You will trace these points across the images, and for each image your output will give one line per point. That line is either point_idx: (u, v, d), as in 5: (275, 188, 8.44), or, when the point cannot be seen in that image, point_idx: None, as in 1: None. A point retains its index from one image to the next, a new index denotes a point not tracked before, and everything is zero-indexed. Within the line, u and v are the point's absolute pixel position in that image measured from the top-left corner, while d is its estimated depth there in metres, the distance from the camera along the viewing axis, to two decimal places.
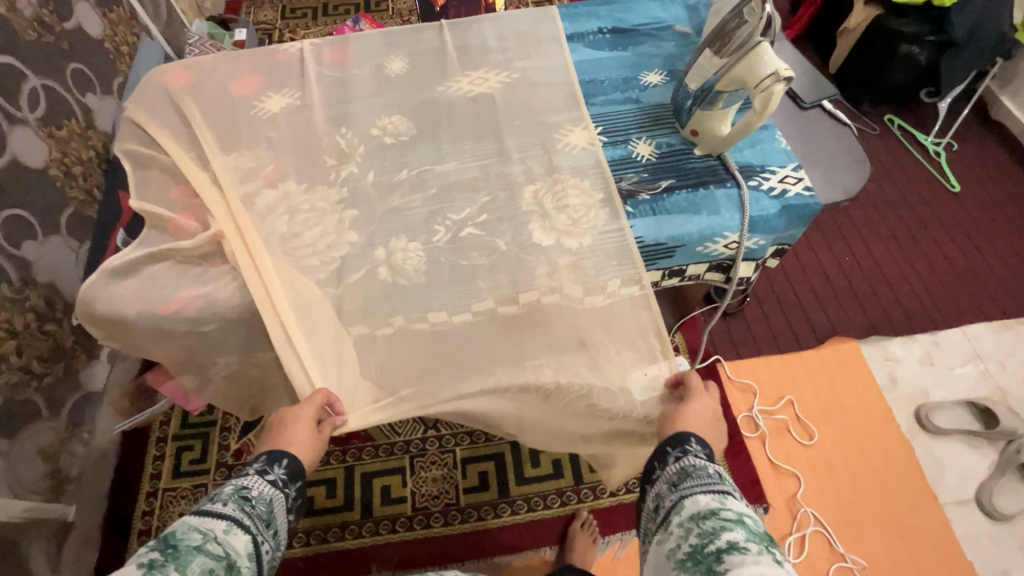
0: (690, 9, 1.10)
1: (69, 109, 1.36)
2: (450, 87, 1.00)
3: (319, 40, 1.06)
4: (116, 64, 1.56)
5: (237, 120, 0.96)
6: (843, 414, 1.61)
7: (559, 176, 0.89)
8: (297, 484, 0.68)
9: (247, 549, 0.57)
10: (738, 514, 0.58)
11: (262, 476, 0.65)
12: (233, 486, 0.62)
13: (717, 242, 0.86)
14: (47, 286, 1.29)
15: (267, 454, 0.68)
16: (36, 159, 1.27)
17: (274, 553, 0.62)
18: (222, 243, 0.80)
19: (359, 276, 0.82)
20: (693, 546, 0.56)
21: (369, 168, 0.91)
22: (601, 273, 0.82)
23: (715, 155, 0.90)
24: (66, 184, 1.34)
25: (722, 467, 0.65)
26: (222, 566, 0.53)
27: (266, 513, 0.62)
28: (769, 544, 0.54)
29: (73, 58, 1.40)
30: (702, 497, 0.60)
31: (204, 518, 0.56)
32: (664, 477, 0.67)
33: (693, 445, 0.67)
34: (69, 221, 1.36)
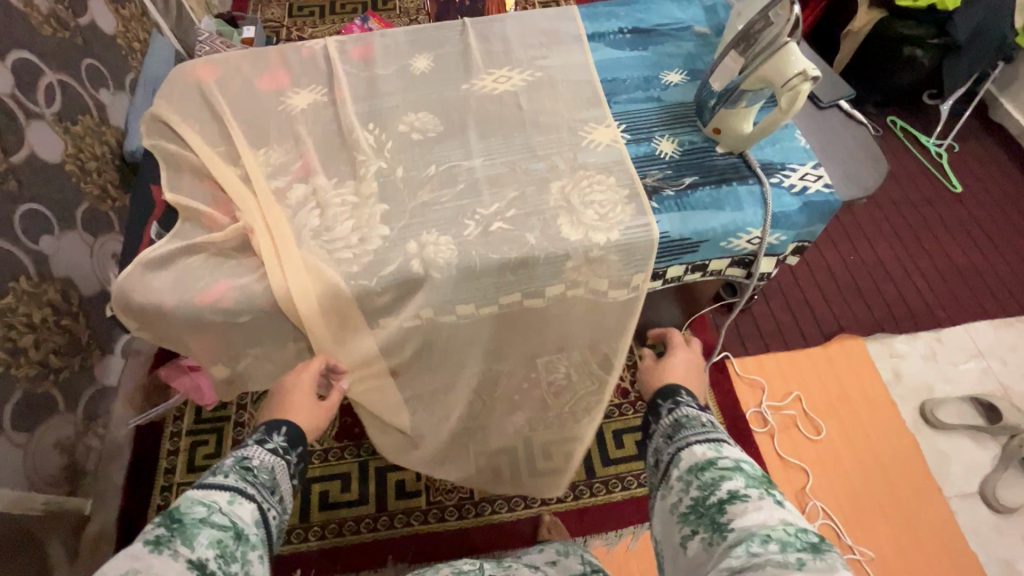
0: (708, 10, 1.12)
1: (84, 105, 1.37)
2: (475, 85, 1.02)
3: (344, 37, 1.07)
4: (127, 60, 1.57)
5: (264, 116, 0.97)
6: (849, 408, 1.64)
7: (584, 171, 0.91)
8: (298, 450, 0.75)
9: (252, 517, 0.60)
10: (737, 463, 0.67)
11: (263, 445, 0.71)
12: (235, 458, 0.67)
13: (740, 237, 0.88)
14: (63, 280, 1.29)
15: (266, 425, 0.75)
16: (54, 153, 1.27)
17: (280, 517, 0.67)
18: (250, 235, 0.82)
19: (393, 269, 0.81)
20: (696, 499, 0.65)
21: (398, 164, 0.92)
22: (622, 269, 0.87)
23: (737, 152, 0.92)
24: (81, 179, 1.35)
25: (710, 417, 0.78)
26: (229, 535, 0.55)
27: (268, 480, 0.67)
28: (765, 487, 0.63)
29: (88, 53, 1.41)
30: (699, 450, 0.71)
31: (203, 493, 0.58)
32: (661, 432, 0.80)
33: (685, 397, 0.84)
34: (84, 216, 1.37)
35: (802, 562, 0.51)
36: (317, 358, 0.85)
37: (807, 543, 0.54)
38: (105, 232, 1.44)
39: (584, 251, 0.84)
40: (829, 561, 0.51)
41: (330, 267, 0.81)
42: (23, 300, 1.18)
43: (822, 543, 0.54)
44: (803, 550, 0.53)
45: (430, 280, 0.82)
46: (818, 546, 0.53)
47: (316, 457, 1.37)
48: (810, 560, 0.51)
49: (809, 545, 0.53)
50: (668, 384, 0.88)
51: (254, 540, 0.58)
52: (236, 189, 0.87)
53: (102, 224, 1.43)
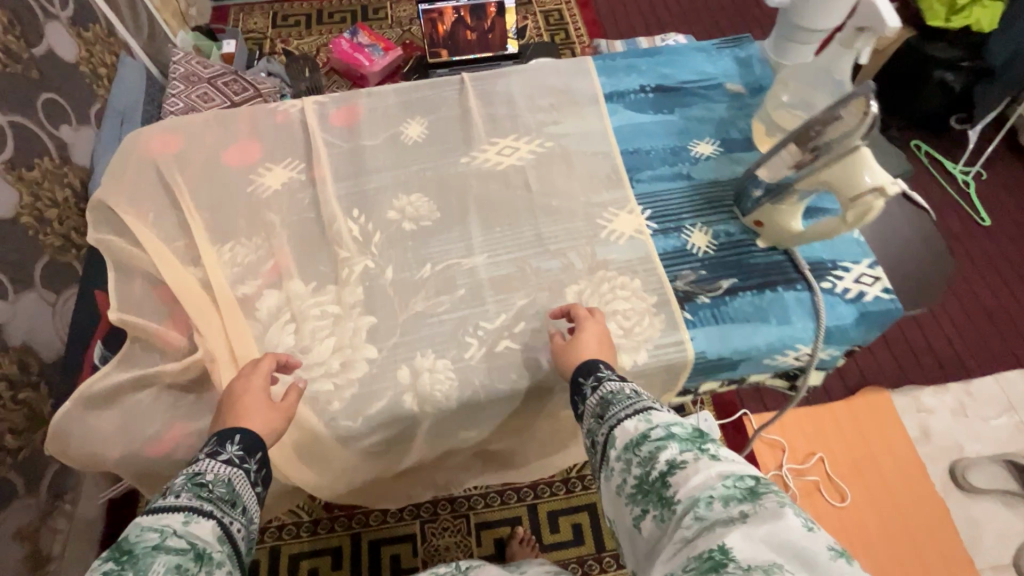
0: (742, 63, 0.98)
1: (43, 146, 1.21)
2: (475, 159, 0.88)
3: (324, 98, 0.93)
4: (93, 89, 1.42)
5: (232, 200, 0.84)
6: (874, 470, 1.53)
7: (604, 272, 0.78)
8: (258, 456, 0.60)
9: (215, 534, 0.51)
10: (668, 427, 0.57)
11: (214, 458, 0.57)
12: (185, 474, 0.55)
13: (787, 354, 0.75)
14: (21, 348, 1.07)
15: (216, 436, 0.60)
16: (5, 207, 1.10)
17: (249, 530, 0.56)
18: (213, 365, 0.70)
19: (382, 407, 0.68)
20: (640, 477, 0.55)
21: (387, 263, 0.79)
22: (647, 389, 0.76)
23: (782, 249, 0.80)
24: (40, 231, 1.17)
25: (635, 385, 0.64)
26: (190, 558, 0.47)
27: (227, 493, 0.55)
28: (698, 441, 0.55)
29: (46, 87, 1.25)
30: (629, 423, 0.59)
31: (157, 516, 0.50)
32: (588, 411, 0.64)
33: (605, 370, 0.66)
34: (44, 273, 1.18)
35: (747, 516, 0.47)
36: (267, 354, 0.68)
37: (746, 491, 0.49)
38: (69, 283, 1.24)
39: None
40: (772, 506, 0.47)
41: (305, 404, 0.68)
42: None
43: (759, 484, 0.50)
44: (744, 501, 0.48)
45: (425, 417, 0.70)
46: (757, 491, 0.49)
47: (303, 530, 1.24)
48: (755, 513, 0.47)
49: (749, 493, 0.49)
50: (590, 357, 0.68)
51: (220, 556, 0.49)
52: (198, 299, 0.74)
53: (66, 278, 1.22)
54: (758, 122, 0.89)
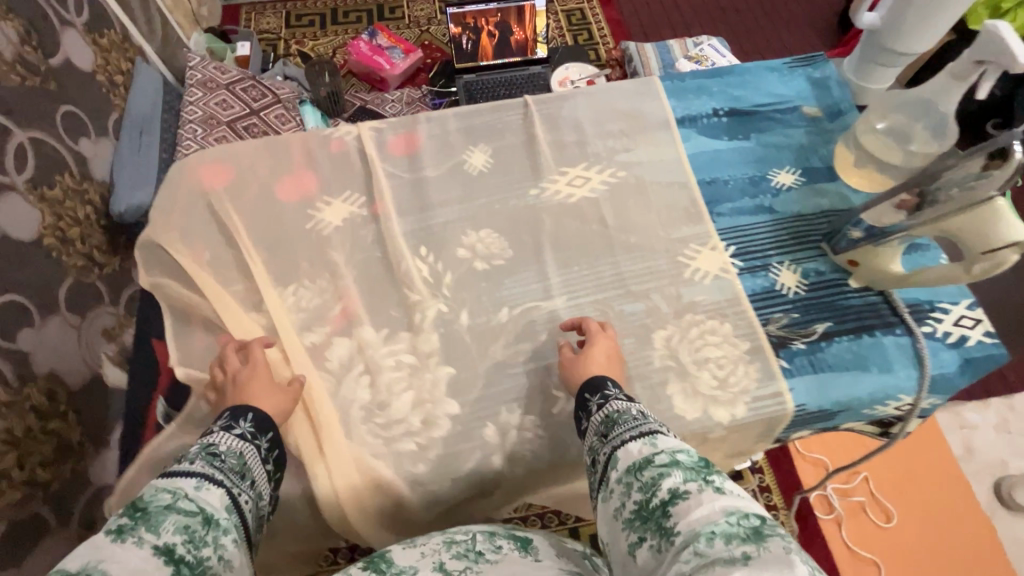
0: (817, 84, 0.93)
1: (63, 161, 1.07)
2: (546, 190, 0.84)
3: (381, 124, 0.88)
4: (110, 98, 1.28)
5: (290, 238, 0.79)
6: (921, 489, 1.41)
7: (692, 316, 0.74)
8: (270, 436, 0.60)
9: (223, 503, 0.52)
10: (673, 454, 0.53)
11: (228, 432, 0.57)
12: (200, 443, 0.56)
13: (887, 404, 0.71)
14: (47, 377, 0.92)
15: (231, 411, 0.60)
16: (27, 230, 0.96)
17: (257, 504, 0.56)
18: (286, 430, 0.65)
19: (470, 468, 0.65)
20: (639, 503, 0.51)
21: (461, 306, 0.74)
22: (743, 442, 0.72)
23: (877, 290, 0.76)
24: (64, 252, 1.04)
25: (643, 406, 0.61)
26: (198, 521, 0.49)
27: (238, 465, 0.55)
28: (705, 473, 0.51)
29: (63, 99, 1.11)
30: (634, 446, 0.55)
31: (172, 478, 0.51)
32: (591, 429, 0.61)
33: (612, 388, 0.63)
34: (68, 295, 1.02)
35: (749, 557, 0.42)
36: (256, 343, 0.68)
37: (749, 531, 0.45)
38: (94, 306, 1.08)
39: (703, 432, 0.68)
40: (777, 551, 0.42)
41: (388, 468, 0.64)
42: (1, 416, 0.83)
43: (765, 526, 0.46)
44: (747, 540, 0.44)
45: (512, 476, 0.67)
46: (762, 532, 0.45)
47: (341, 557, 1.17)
48: (759, 554, 0.42)
49: (753, 533, 0.45)
50: (597, 373, 0.65)
51: (227, 524, 0.51)
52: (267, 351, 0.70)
53: (90, 298, 1.07)
54: (843, 149, 0.84)
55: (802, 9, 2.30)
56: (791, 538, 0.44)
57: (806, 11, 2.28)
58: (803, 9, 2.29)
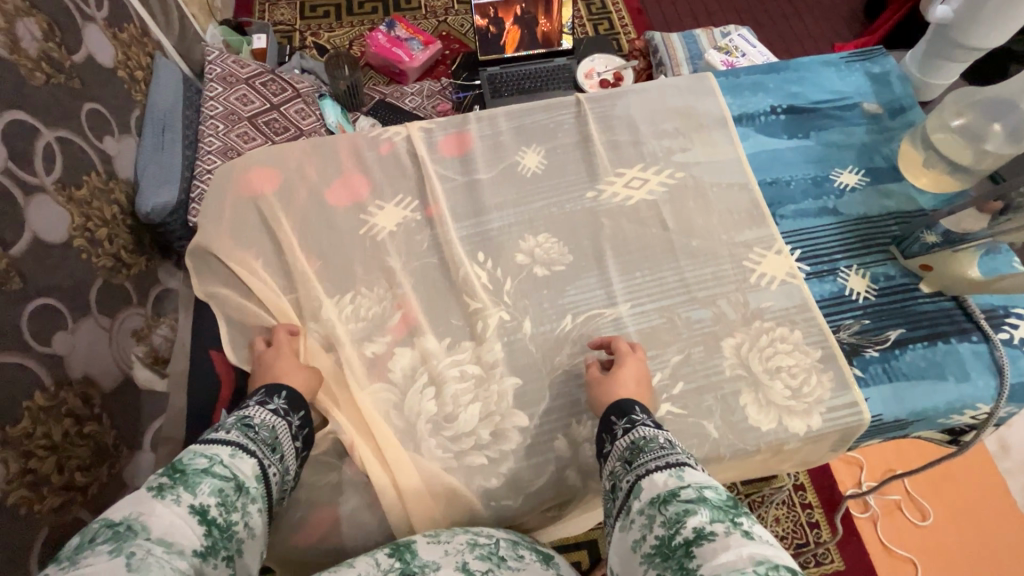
0: (877, 79, 0.90)
1: (89, 160, 1.03)
2: (602, 192, 0.81)
3: (430, 124, 0.86)
4: (132, 94, 1.23)
5: (345, 244, 0.77)
6: (957, 487, 1.39)
7: (761, 323, 0.72)
8: (301, 414, 0.62)
9: (255, 472, 0.53)
10: (701, 490, 0.49)
11: (263, 406, 0.59)
12: (235, 415, 0.57)
13: (963, 413, 0.69)
14: (83, 381, 0.89)
15: (264, 388, 0.62)
16: (58, 232, 0.92)
17: (284, 478, 0.58)
18: (351, 448, 0.64)
19: (544, 483, 0.64)
20: (661, 539, 0.48)
21: (523, 314, 0.73)
22: (816, 453, 0.70)
23: (949, 295, 0.74)
24: (94, 254, 1.00)
25: (671, 434, 0.58)
26: (231, 487, 0.50)
27: (270, 438, 0.57)
28: (734, 515, 0.47)
29: (88, 97, 1.07)
30: (659, 477, 0.52)
31: (207, 444, 0.52)
32: (615, 454, 0.58)
33: (640, 413, 0.60)
34: (101, 298, 0.99)
35: None
36: (284, 327, 0.69)
37: None
38: (125, 308, 1.04)
39: (778, 444, 0.66)
40: None
41: (460, 483, 0.63)
42: (38, 421, 0.80)
43: None
44: None
45: (585, 490, 0.65)
46: None
47: None
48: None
49: None
50: (624, 397, 0.63)
51: (256, 493, 0.52)
52: (330, 364, 0.69)
53: (120, 301, 1.03)
54: (909, 150, 0.82)
55: None
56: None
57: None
58: None
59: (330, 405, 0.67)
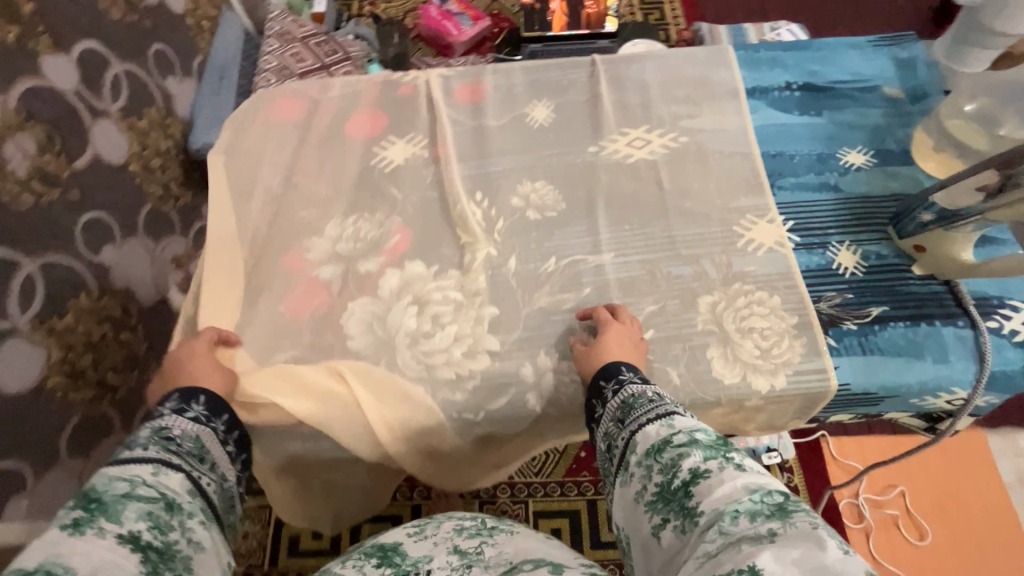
0: (903, 64, 0.89)
1: (150, 96, 1.12)
2: (605, 148, 0.84)
3: (449, 72, 0.90)
4: (196, 41, 1.33)
5: (355, 172, 0.82)
6: (962, 512, 1.32)
7: (741, 285, 0.73)
8: (225, 419, 0.57)
9: (185, 487, 0.47)
10: (691, 433, 0.50)
11: (180, 415, 0.53)
12: (149, 429, 0.50)
13: (938, 396, 0.69)
14: (123, 292, 0.98)
15: (178, 394, 0.56)
16: (117, 154, 1.01)
17: (219, 488, 0.52)
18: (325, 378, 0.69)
19: (505, 403, 0.67)
20: (661, 485, 0.48)
21: (510, 252, 0.76)
22: (779, 415, 0.71)
23: (942, 279, 0.73)
24: (145, 179, 1.08)
25: (659, 388, 0.58)
26: (161, 506, 0.43)
27: (195, 449, 0.51)
28: (726, 449, 0.48)
29: (156, 37, 1.16)
30: (652, 428, 0.52)
31: (123, 466, 0.45)
32: (608, 415, 0.59)
33: (627, 373, 0.61)
34: (147, 220, 1.08)
35: (775, 535, 0.39)
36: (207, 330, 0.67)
37: (775, 508, 0.41)
38: (168, 234, 1.13)
39: (739, 399, 0.68)
40: (804, 527, 0.39)
41: (426, 394, 0.68)
42: (82, 319, 0.89)
43: (791, 503, 0.42)
44: (772, 517, 0.40)
45: (544, 416, 0.69)
46: (787, 509, 0.41)
47: None
48: (785, 532, 0.39)
49: (777, 510, 0.41)
50: (613, 358, 0.64)
51: (192, 508, 0.46)
52: (325, 276, 0.75)
53: (164, 226, 1.12)
54: (922, 133, 0.81)
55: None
56: (818, 514, 0.40)
57: (899, 5, 2.12)
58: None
59: (318, 310, 0.72)
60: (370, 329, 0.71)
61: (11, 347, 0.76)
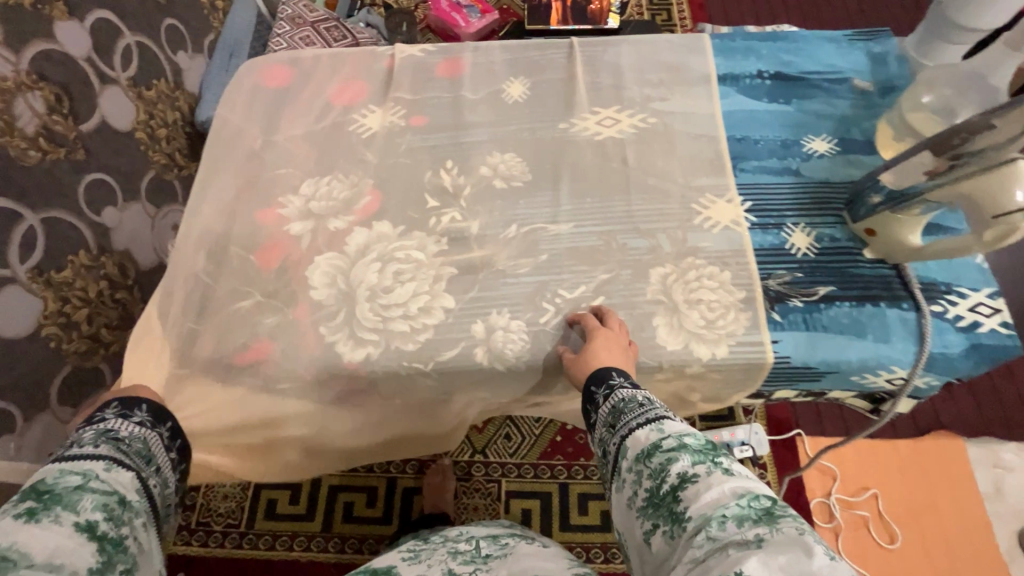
0: (875, 58, 0.90)
1: (160, 68, 1.16)
2: (575, 126, 0.87)
3: (430, 48, 0.94)
4: (208, 20, 1.37)
5: (334, 137, 0.86)
6: (935, 517, 1.27)
7: (692, 260, 0.75)
8: (169, 424, 0.61)
9: (134, 485, 0.52)
10: (680, 438, 0.52)
11: (126, 419, 0.57)
12: (95, 430, 0.54)
13: (878, 374, 0.70)
14: (123, 254, 1.00)
15: (121, 400, 0.59)
16: (124, 121, 1.03)
17: (162, 488, 0.57)
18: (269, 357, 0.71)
19: (454, 355, 0.70)
20: (651, 490, 0.50)
21: (474, 217, 0.79)
22: (721, 385, 0.73)
23: (891, 263, 0.74)
24: (151, 147, 1.10)
25: (649, 391, 0.60)
26: (115, 501, 0.49)
27: (144, 450, 0.56)
28: (714, 455, 0.50)
29: (169, 13, 1.20)
30: (641, 433, 0.54)
31: (74, 463, 0.50)
32: (601, 419, 0.60)
33: (618, 378, 0.62)
34: (150, 187, 1.09)
35: (762, 540, 0.41)
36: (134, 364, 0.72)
37: (761, 512, 0.44)
38: (169, 203, 1.14)
39: (680, 365, 0.70)
40: (790, 532, 0.41)
41: (380, 343, 0.71)
42: (80, 275, 0.90)
43: (776, 506, 0.45)
44: (758, 522, 0.43)
45: (493, 372, 0.71)
46: (773, 512, 0.44)
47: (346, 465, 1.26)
48: (771, 537, 0.41)
49: (764, 514, 0.43)
50: (603, 364, 0.64)
51: (139, 506, 0.51)
52: (296, 231, 0.78)
53: (167, 196, 1.13)
54: (884, 124, 0.82)
55: (900, 4, 2.14)
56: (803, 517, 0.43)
57: (906, 12, 2.11)
58: (900, 5, 2.13)
59: (288, 262, 0.76)
60: (335, 281, 0.74)
61: (8, 294, 0.78)
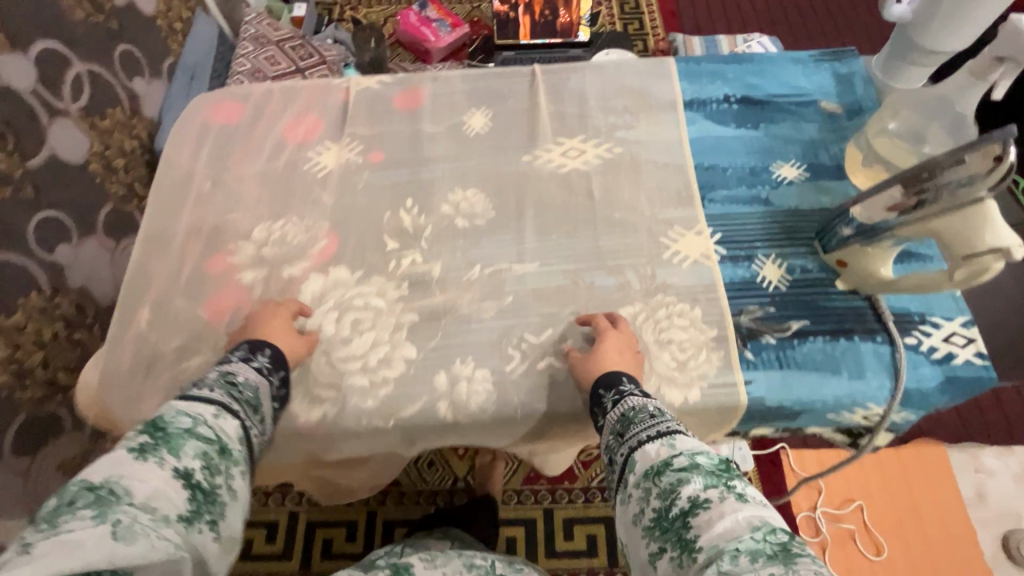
0: (841, 80, 0.89)
1: (116, 95, 1.08)
2: (539, 158, 0.84)
3: (388, 80, 0.91)
4: (167, 43, 1.28)
5: (289, 177, 0.82)
6: (918, 524, 1.26)
7: (662, 297, 0.73)
8: (281, 373, 0.63)
9: (239, 434, 0.52)
10: (693, 456, 0.49)
11: (246, 364, 0.60)
12: (218, 372, 0.57)
13: (854, 412, 0.69)
14: (79, 290, 0.93)
15: (248, 345, 0.63)
16: (76, 154, 0.96)
17: (263, 441, 0.57)
18: None
19: (416, 410, 0.67)
20: (659, 511, 0.48)
21: (435, 259, 0.76)
22: (696, 427, 0.71)
23: (864, 295, 0.72)
24: (108, 178, 1.03)
25: (660, 402, 0.58)
26: (214, 449, 0.49)
27: (253, 399, 0.57)
28: (727, 479, 0.48)
29: (123, 38, 1.11)
30: (651, 447, 0.52)
31: (192, 403, 0.52)
32: (608, 426, 0.59)
33: (627, 384, 0.61)
34: (109, 220, 1.01)
35: None
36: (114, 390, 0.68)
37: (777, 548, 0.40)
38: (129, 235, 1.07)
39: None
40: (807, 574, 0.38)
41: (337, 401, 0.67)
42: (33, 318, 0.84)
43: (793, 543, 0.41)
44: (773, 560, 0.39)
45: (457, 425, 0.68)
46: (790, 551, 0.40)
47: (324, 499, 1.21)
48: None
49: (781, 551, 0.40)
50: (613, 368, 0.64)
51: (239, 456, 0.51)
52: (247, 280, 0.74)
53: (127, 229, 1.07)
54: (852, 149, 0.81)
55: (868, 11, 2.15)
56: (822, 560, 0.39)
57: (874, 17, 2.13)
58: (868, 10, 2.15)
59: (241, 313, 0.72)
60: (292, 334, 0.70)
61: None
